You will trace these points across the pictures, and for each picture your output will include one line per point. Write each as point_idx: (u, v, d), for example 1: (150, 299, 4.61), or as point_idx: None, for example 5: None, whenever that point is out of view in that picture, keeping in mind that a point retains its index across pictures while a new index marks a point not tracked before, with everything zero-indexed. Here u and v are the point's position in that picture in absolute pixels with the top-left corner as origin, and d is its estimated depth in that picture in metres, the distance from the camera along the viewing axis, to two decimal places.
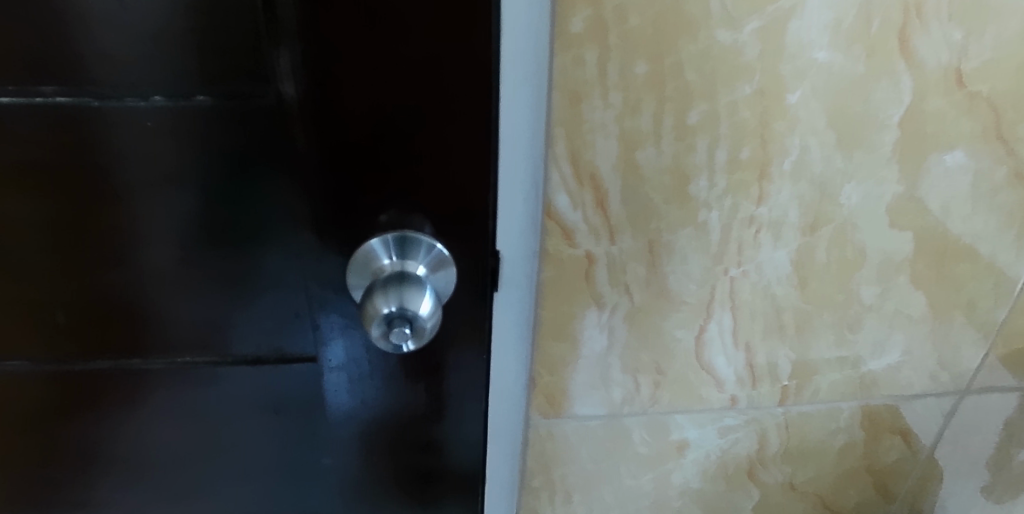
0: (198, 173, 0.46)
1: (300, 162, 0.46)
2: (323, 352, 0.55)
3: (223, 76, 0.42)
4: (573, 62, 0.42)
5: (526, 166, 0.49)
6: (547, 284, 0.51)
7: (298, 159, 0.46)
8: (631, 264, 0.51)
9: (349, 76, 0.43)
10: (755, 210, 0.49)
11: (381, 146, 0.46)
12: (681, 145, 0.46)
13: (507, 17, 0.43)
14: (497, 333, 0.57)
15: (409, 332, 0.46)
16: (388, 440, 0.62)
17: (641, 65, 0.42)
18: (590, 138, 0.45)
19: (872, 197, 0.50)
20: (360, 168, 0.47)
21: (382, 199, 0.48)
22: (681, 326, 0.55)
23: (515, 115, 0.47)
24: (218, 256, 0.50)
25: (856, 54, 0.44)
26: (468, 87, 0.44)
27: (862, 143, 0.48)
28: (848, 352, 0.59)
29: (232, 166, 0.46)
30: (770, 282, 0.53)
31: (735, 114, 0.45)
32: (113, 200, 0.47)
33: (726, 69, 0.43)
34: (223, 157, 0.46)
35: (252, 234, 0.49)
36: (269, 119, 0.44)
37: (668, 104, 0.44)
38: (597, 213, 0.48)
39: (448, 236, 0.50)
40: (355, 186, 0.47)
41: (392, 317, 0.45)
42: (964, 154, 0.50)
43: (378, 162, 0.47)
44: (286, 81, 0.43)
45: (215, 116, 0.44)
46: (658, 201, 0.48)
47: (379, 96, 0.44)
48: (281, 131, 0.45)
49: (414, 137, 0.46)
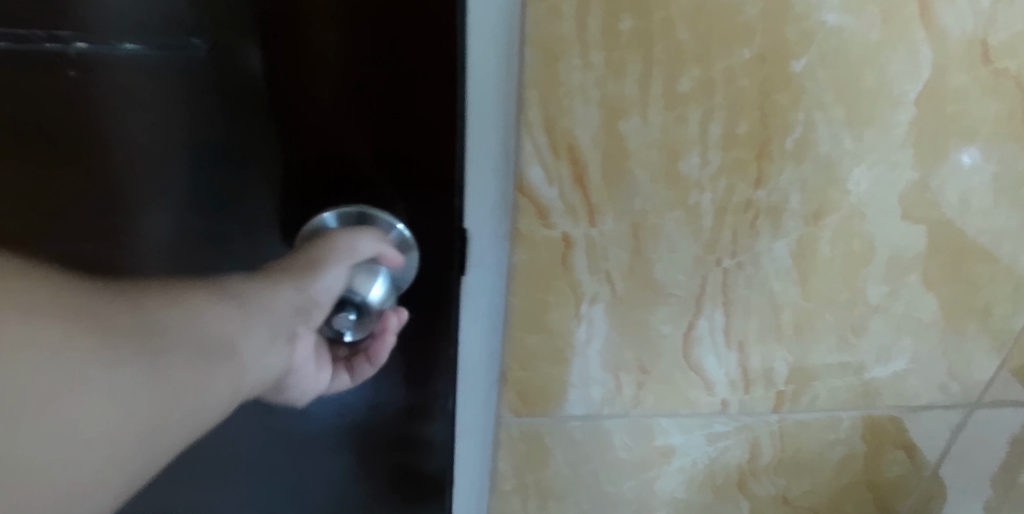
0: (141, 140, 0.42)
1: (256, 140, 0.43)
2: (387, 317, 0.46)
3: (169, 31, 0.39)
4: (547, 13, 0.37)
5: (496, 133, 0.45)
6: (518, 269, 0.46)
7: (251, 135, 0.42)
8: (613, 249, 0.46)
9: (309, 43, 0.40)
10: (752, 194, 0.44)
11: (342, 121, 0.43)
12: (671, 116, 0.41)
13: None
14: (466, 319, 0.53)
15: (354, 318, 0.44)
16: (349, 437, 0.57)
17: (626, 20, 0.37)
18: (568, 104, 0.39)
19: (884, 185, 0.45)
20: (317, 145, 0.43)
21: (345, 172, 0.44)
22: (668, 321, 0.50)
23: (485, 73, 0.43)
24: (192, 230, 0.45)
25: (870, 18, 0.39)
26: (436, 57, 0.41)
27: (874, 121, 0.43)
28: (851, 357, 0.54)
29: (180, 127, 0.42)
30: (767, 276, 0.48)
31: (732, 82, 0.40)
32: (72, 171, 0.43)
33: (723, 28, 0.38)
34: (167, 115, 0.41)
35: (208, 210, 0.45)
36: (213, 73, 0.40)
37: (656, 67, 0.39)
38: (575, 190, 0.43)
39: (406, 210, 0.45)
40: (313, 165, 0.44)
41: (342, 301, 0.43)
42: (978, 152, 0.45)
43: (338, 137, 0.43)
44: (222, 30, 0.39)
45: (150, 69, 0.40)
46: (644, 179, 0.43)
47: (340, 68, 0.41)
48: (232, 101, 0.41)
49: (370, 98, 0.42)
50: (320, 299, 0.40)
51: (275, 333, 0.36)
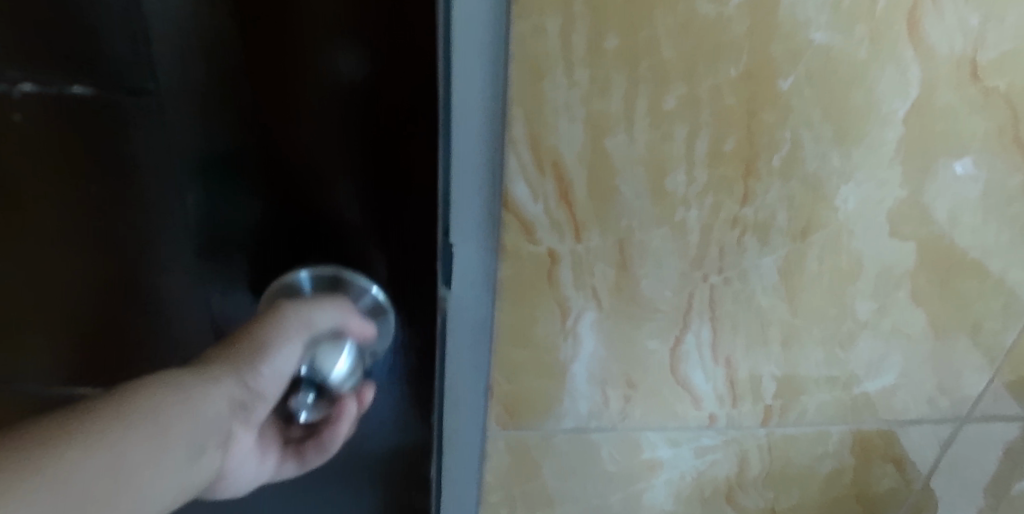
0: (87, 195, 0.37)
1: (219, 200, 0.38)
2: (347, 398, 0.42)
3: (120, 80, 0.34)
4: (531, 31, 0.36)
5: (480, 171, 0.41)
6: (504, 285, 0.46)
7: (212, 196, 0.37)
8: (599, 265, 0.45)
9: (275, 104, 0.35)
10: (739, 211, 0.44)
11: (313, 186, 0.37)
12: (657, 133, 0.40)
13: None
14: (455, 362, 0.49)
15: (314, 398, 0.40)
16: (359, 490, 0.50)
17: (612, 38, 0.37)
18: (553, 121, 0.39)
19: (871, 202, 0.45)
20: (285, 209, 0.38)
21: (315, 237, 0.39)
22: (655, 336, 0.49)
23: (471, 109, 0.39)
24: (151, 285, 0.40)
25: (857, 36, 0.39)
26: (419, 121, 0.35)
27: (862, 139, 0.43)
28: (839, 372, 0.54)
29: (162, 150, 0.36)
30: (754, 292, 0.48)
31: (718, 99, 0.40)
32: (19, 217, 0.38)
33: (709, 46, 0.38)
34: (122, 170, 0.36)
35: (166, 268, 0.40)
36: (184, 104, 0.35)
37: (641, 84, 0.39)
38: (561, 206, 0.42)
39: (386, 273, 0.40)
40: (281, 227, 0.39)
41: (300, 381, 0.39)
42: (971, 162, 0.45)
43: (308, 201, 0.38)
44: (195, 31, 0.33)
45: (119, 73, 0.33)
46: (630, 196, 0.42)
47: (310, 131, 0.35)
48: (190, 160, 0.36)
49: (366, 128, 0.35)
50: (263, 390, 0.37)
51: (183, 452, 0.33)
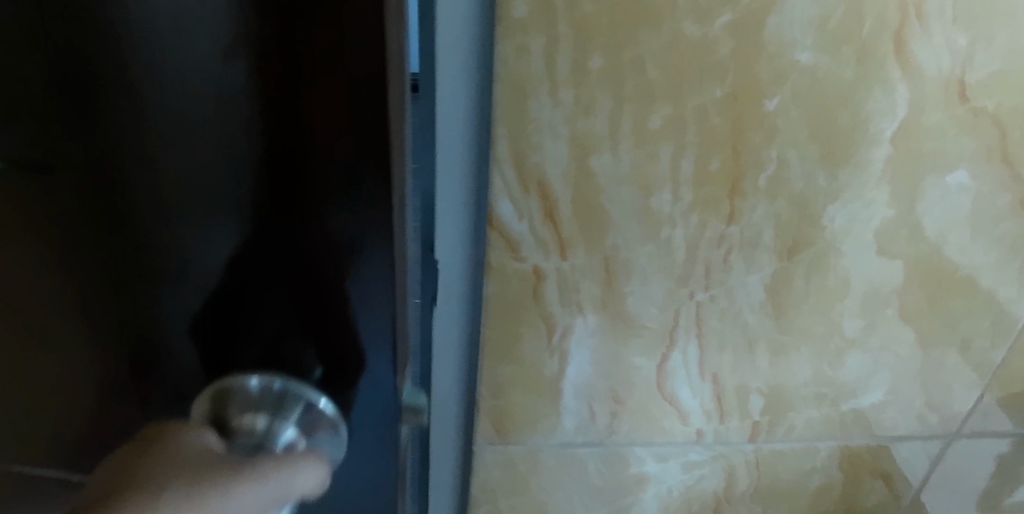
0: None
1: (119, 284, 0.27)
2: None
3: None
4: (515, 52, 0.36)
5: (463, 189, 0.41)
6: (489, 301, 0.46)
7: (109, 276, 0.27)
8: (584, 282, 0.45)
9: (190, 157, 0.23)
10: (725, 229, 0.44)
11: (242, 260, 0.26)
12: (642, 153, 0.40)
13: (428, 10, 0.35)
14: (436, 375, 0.50)
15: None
16: None
17: (596, 59, 0.37)
18: (537, 140, 0.39)
19: (859, 221, 0.45)
20: (209, 284, 0.26)
21: (257, 315, 0.27)
22: (642, 353, 0.49)
23: (453, 131, 0.39)
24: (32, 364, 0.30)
25: (845, 56, 0.39)
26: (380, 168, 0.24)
27: (850, 159, 0.42)
28: (827, 389, 0.53)
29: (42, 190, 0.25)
30: (741, 309, 0.48)
31: (703, 119, 0.39)
32: None
33: (694, 67, 0.38)
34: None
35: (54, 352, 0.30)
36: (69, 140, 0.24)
37: (625, 104, 0.38)
38: (546, 224, 0.42)
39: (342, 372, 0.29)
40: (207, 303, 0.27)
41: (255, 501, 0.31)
42: (965, 173, 0.44)
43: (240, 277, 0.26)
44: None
45: (168, 58, 0.21)
46: (616, 214, 0.42)
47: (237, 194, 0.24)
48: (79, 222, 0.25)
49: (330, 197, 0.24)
50: None
51: None
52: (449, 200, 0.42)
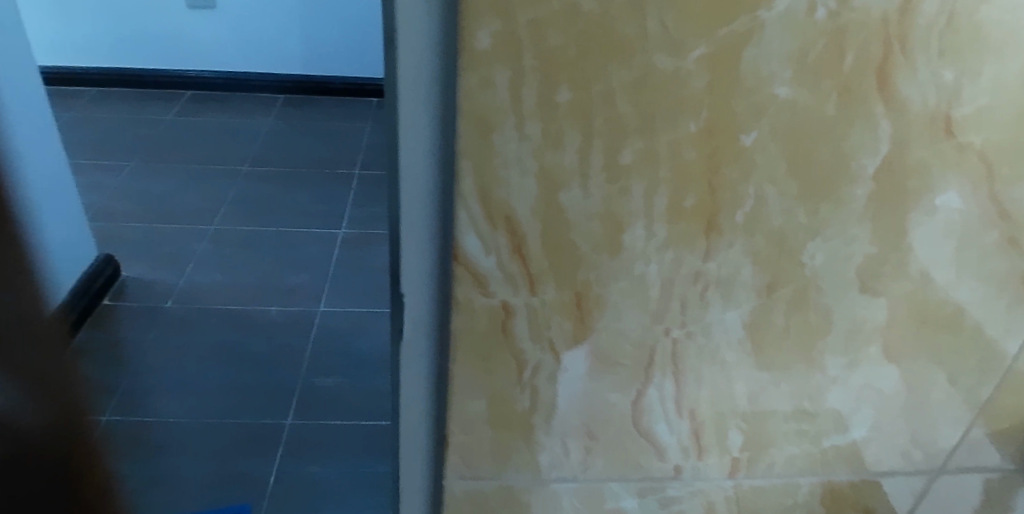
0: None
1: None
2: None
3: None
4: (479, 85, 0.35)
5: (426, 216, 0.41)
6: (457, 337, 0.44)
7: None
8: (555, 318, 0.43)
9: None
10: (701, 265, 0.42)
11: None
12: (613, 188, 0.38)
13: (391, 30, 0.35)
14: (403, 396, 0.50)
15: None
16: None
17: (563, 92, 0.35)
18: (503, 174, 0.37)
19: (840, 258, 0.43)
20: None
21: None
22: (616, 389, 0.47)
23: (414, 156, 0.39)
24: None
25: (825, 91, 0.37)
26: None
27: (831, 196, 0.41)
28: (808, 425, 0.52)
29: None
30: (720, 346, 0.46)
31: (677, 154, 0.38)
32: None
33: (668, 101, 0.36)
34: None
35: None
36: None
37: (596, 139, 0.37)
38: (514, 260, 0.40)
39: None
40: None
41: None
42: (956, 195, 0.42)
43: None
44: None
45: None
46: (588, 251, 0.40)
47: None
48: None
49: None
50: None
51: None
52: (412, 227, 0.41)
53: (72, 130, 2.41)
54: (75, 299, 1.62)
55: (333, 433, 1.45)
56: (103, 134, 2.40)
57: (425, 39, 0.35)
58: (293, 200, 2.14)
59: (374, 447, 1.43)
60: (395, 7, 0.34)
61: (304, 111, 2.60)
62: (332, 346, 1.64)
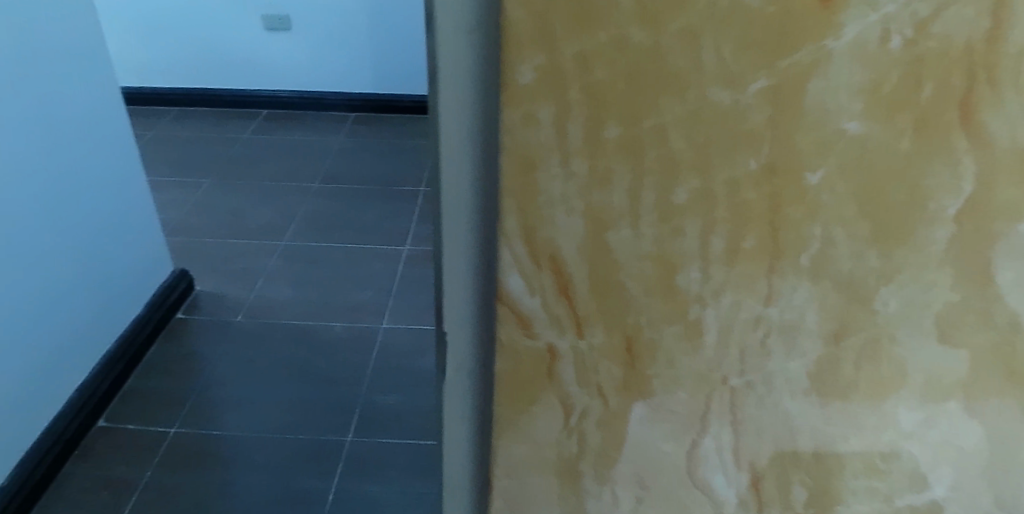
0: None
1: None
2: None
3: None
4: (522, 120, 0.33)
5: (469, 253, 0.39)
6: (500, 379, 0.42)
7: None
8: (604, 363, 0.41)
9: None
10: (763, 311, 0.39)
11: None
12: (665, 229, 0.36)
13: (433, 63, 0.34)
14: (446, 435, 0.48)
15: None
16: None
17: (612, 128, 0.33)
18: (549, 213, 0.35)
19: (916, 305, 0.40)
20: None
21: None
22: (669, 438, 0.45)
23: (457, 192, 0.37)
24: None
25: (900, 126, 0.34)
26: None
27: (906, 239, 0.37)
28: (880, 482, 0.47)
29: None
30: (782, 397, 0.43)
31: (736, 194, 0.35)
32: None
33: (725, 137, 0.34)
34: None
35: None
36: None
37: (647, 177, 0.35)
38: (560, 301, 0.38)
39: None
40: None
41: None
42: None
43: None
44: None
45: None
46: (637, 293, 0.38)
47: None
48: None
49: None
50: None
51: None
52: (455, 263, 0.40)
53: (153, 149, 2.50)
54: (150, 312, 1.67)
55: (390, 453, 1.44)
56: (182, 152, 2.49)
57: (468, 72, 0.34)
58: (358, 219, 2.17)
59: (430, 469, 1.41)
60: (437, 38, 0.33)
61: (371, 130, 2.64)
62: (392, 365, 1.64)
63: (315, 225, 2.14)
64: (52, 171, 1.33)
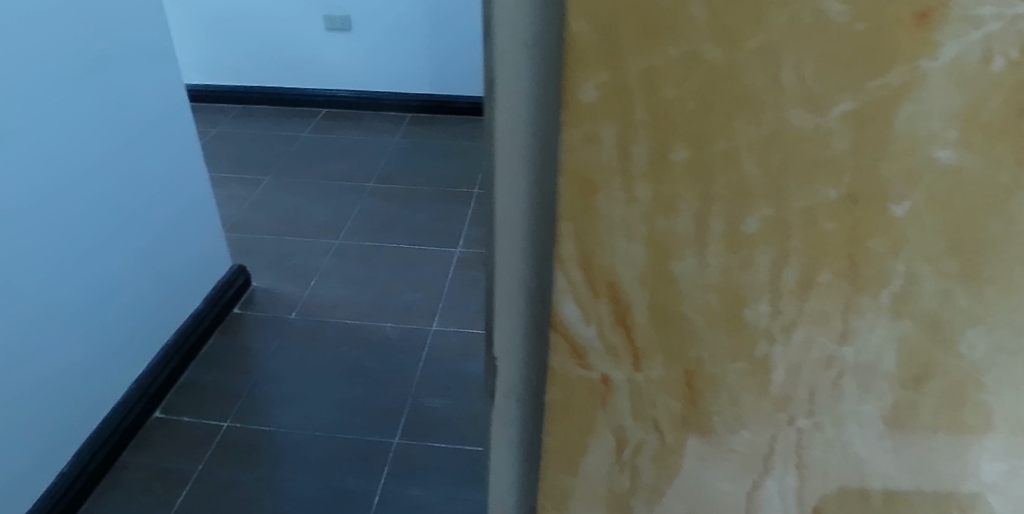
0: None
1: None
2: None
3: None
4: (582, 141, 0.31)
5: (522, 277, 0.37)
6: (550, 408, 0.40)
7: None
8: (662, 397, 0.39)
9: None
10: (836, 350, 0.37)
11: None
12: (733, 259, 0.34)
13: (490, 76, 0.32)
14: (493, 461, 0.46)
15: None
16: None
17: (680, 151, 0.31)
18: (608, 239, 0.33)
19: (1008, 349, 0.36)
20: None
21: None
22: (728, 478, 0.42)
23: (512, 212, 0.35)
24: None
25: (999, 155, 0.31)
26: None
27: (1000, 279, 0.34)
28: None
29: None
30: (853, 441, 0.40)
31: (812, 225, 0.33)
32: None
33: (802, 164, 0.31)
34: None
35: None
36: None
37: (715, 204, 0.32)
38: (617, 331, 0.36)
39: None
40: None
41: None
42: None
43: None
44: None
45: None
46: (701, 326, 0.36)
47: None
48: None
49: None
50: None
51: None
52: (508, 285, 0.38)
53: (215, 147, 2.56)
54: (207, 307, 1.70)
55: (434, 458, 1.43)
56: (244, 150, 2.54)
57: (527, 87, 0.32)
58: (411, 220, 2.17)
59: (475, 475, 1.40)
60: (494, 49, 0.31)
61: (428, 131, 2.65)
62: (440, 368, 1.64)
63: (369, 225, 2.15)
64: (115, 167, 1.36)
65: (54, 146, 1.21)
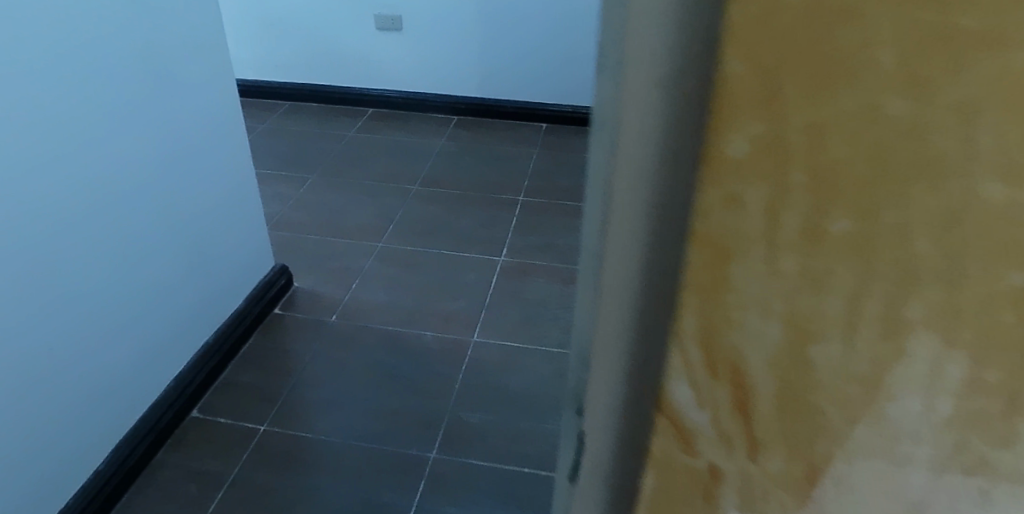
0: None
1: None
2: None
3: None
4: (724, 203, 0.26)
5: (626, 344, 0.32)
6: (644, 495, 0.35)
7: None
8: (777, 494, 0.33)
9: None
10: (995, 457, 0.31)
11: None
12: (885, 348, 0.28)
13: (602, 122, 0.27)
14: None
15: None
16: None
17: (840, 220, 0.26)
18: (739, 316, 0.28)
19: None
20: None
21: None
22: None
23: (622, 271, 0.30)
24: None
25: None
26: None
27: None
28: None
29: None
30: None
31: (988, 315, 0.27)
32: None
33: (988, 245, 0.26)
34: None
35: None
36: None
37: (875, 285, 0.27)
38: (735, 419, 0.31)
39: None
40: None
41: None
42: None
43: None
44: None
45: None
46: (835, 420, 0.30)
47: None
48: None
49: None
50: None
51: None
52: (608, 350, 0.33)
53: (267, 145, 2.57)
54: (251, 307, 1.69)
55: (472, 475, 1.38)
56: (295, 148, 2.54)
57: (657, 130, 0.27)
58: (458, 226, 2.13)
59: (512, 497, 1.35)
60: None
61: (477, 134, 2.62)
62: (481, 382, 1.59)
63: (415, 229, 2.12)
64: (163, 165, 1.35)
65: (102, 142, 1.19)
